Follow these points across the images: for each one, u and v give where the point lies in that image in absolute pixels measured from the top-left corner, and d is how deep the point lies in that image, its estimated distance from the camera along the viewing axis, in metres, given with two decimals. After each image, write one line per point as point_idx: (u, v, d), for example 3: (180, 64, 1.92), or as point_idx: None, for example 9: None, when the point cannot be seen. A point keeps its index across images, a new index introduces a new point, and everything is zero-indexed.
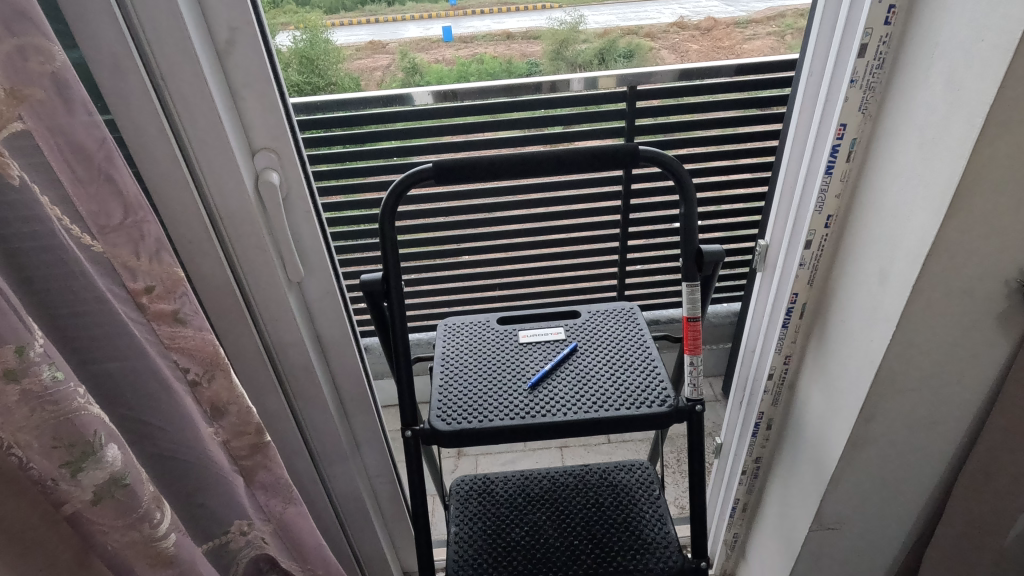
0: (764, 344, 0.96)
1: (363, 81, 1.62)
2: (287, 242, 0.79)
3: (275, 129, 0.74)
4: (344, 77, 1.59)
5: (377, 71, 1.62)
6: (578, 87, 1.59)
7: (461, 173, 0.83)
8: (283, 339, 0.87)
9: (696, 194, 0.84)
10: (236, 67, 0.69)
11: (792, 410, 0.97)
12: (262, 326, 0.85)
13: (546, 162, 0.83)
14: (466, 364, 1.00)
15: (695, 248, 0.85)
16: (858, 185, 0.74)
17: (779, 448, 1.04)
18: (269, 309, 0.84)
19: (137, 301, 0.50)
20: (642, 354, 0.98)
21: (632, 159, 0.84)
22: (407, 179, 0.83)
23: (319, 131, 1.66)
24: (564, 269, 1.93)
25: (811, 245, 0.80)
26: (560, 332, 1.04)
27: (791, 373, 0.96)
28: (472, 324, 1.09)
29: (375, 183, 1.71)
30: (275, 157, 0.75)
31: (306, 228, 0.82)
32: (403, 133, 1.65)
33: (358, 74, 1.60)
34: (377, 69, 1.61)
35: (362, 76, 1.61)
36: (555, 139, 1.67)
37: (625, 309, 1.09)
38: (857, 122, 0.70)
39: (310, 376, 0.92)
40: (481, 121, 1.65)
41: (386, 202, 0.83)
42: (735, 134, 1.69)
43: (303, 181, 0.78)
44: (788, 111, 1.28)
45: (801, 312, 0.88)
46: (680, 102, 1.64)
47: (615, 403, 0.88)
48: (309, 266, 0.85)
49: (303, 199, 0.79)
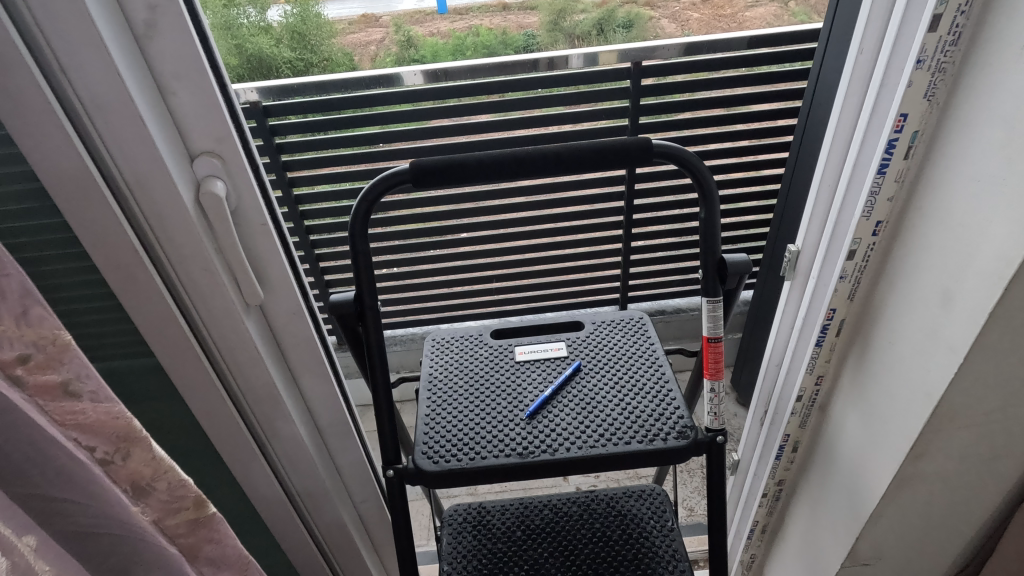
0: (793, 362, 0.85)
1: (355, 54, 1.67)
2: (241, 262, 0.68)
3: (217, 129, 0.61)
4: (337, 53, 1.66)
5: (370, 46, 1.71)
6: (578, 64, 1.43)
7: (443, 177, 0.70)
8: (244, 368, 0.76)
9: (717, 196, 0.72)
10: (161, 56, 0.56)
11: (823, 435, 0.87)
12: (218, 356, 0.74)
13: (546, 160, 0.70)
14: (456, 388, 0.89)
15: (715, 257, 0.73)
16: (917, 187, 0.62)
17: (807, 473, 0.93)
18: (225, 337, 0.73)
19: (8, 375, 0.38)
20: (654, 374, 0.87)
21: (644, 153, 0.71)
22: (379, 185, 0.71)
23: (300, 116, 1.51)
24: (567, 260, 1.90)
25: (855, 256, 0.68)
26: (561, 347, 0.93)
27: (823, 395, 0.84)
28: (462, 338, 0.98)
29: (359, 172, 1.59)
30: (218, 163, 0.63)
31: (263, 244, 0.70)
32: (388, 118, 1.51)
33: (350, 49, 1.68)
34: (371, 48, 1.68)
35: (354, 50, 1.68)
36: (553, 121, 1.53)
37: (634, 319, 0.98)
38: (920, 111, 0.58)
39: (278, 406, 0.81)
40: (471, 102, 1.50)
41: (356, 210, 0.71)
42: (748, 112, 1.55)
43: (256, 190, 0.66)
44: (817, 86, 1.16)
45: (839, 329, 0.76)
46: (682, 78, 1.50)
47: (625, 436, 0.77)
48: (269, 287, 0.73)
49: (257, 210, 0.67)
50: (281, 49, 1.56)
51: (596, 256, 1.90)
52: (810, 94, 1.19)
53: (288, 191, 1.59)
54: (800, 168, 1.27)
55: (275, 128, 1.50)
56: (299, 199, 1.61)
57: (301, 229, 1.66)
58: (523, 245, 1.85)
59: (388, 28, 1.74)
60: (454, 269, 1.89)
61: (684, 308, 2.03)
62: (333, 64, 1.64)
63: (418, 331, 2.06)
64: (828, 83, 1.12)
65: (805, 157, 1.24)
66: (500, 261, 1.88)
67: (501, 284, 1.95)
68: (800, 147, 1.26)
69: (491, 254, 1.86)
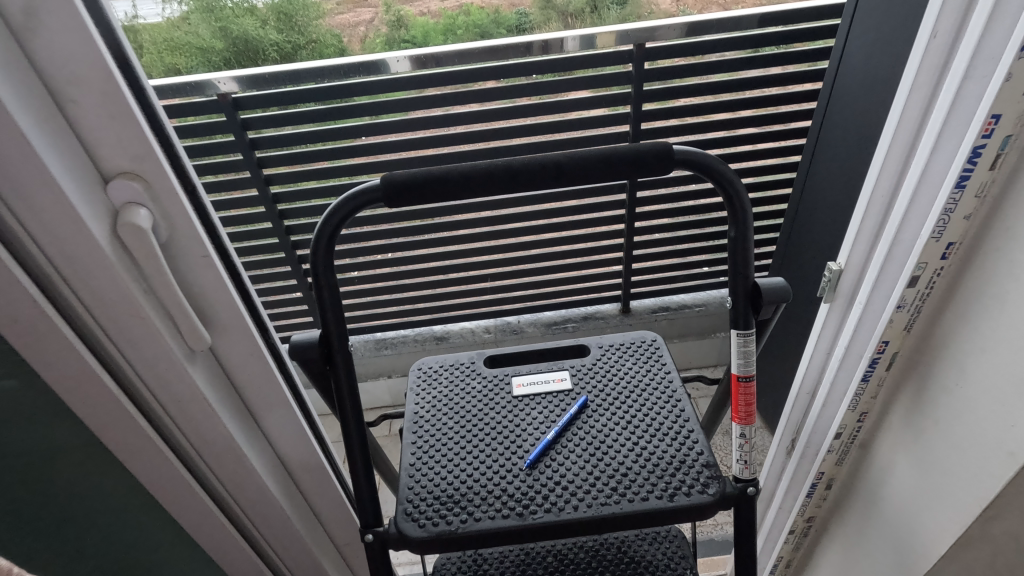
0: (832, 394, 0.74)
1: (345, 37, 1.51)
2: (180, 303, 0.56)
3: (135, 145, 0.49)
4: (326, 35, 1.53)
5: (360, 27, 1.51)
6: (572, 48, 1.29)
7: (425, 191, 0.58)
8: (194, 421, 0.65)
9: (750, 212, 0.60)
10: (50, 59, 0.44)
11: (866, 474, 0.76)
12: (159, 411, 0.62)
13: (545, 172, 0.58)
14: (445, 429, 0.77)
15: (748, 283, 0.62)
16: (1003, 203, 0.50)
17: (844, 511, 0.83)
18: (167, 389, 0.61)
19: None
20: (670, 410, 0.76)
21: (663, 161, 0.58)
22: (345, 205, 0.58)
23: (271, 109, 1.37)
24: (565, 257, 1.78)
25: (918, 283, 0.57)
26: (564, 377, 0.82)
27: (866, 432, 0.74)
28: (452, 368, 0.86)
29: (340, 168, 1.46)
30: (141, 187, 0.51)
31: (207, 278, 0.58)
32: (370, 109, 1.37)
33: (339, 31, 1.52)
34: (360, 27, 1.51)
35: (343, 33, 1.52)
36: (549, 111, 1.40)
37: (646, 341, 0.86)
38: (1017, 112, 0.46)
39: (240, 459, 0.70)
40: (458, 90, 1.37)
41: (319, 234, 0.59)
42: (764, 96, 1.42)
43: (192, 217, 0.54)
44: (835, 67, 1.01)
45: (890, 362, 0.65)
46: (685, 61, 1.36)
47: (642, 491, 0.67)
48: (218, 327, 0.62)
49: (196, 239, 0.55)
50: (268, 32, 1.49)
51: (599, 251, 1.78)
52: (831, 76, 1.03)
53: (265, 190, 1.46)
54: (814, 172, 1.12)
55: (247, 122, 1.37)
56: (277, 198, 1.49)
57: (281, 230, 1.54)
58: (519, 241, 1.74)
59: (378, 8, 1.54)
60: (445, 268, 1.77)
61: (689, 303, 1.93)
62: (321, 47, 1.51)
63: (410, 332, 1.95)
64: (852, 69, 0.97)
65: (818, 160, 1.09)
66: (495, 259, 1.77)
67: (496, 283, 1.83)
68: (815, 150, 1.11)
69: (485, 252, 1.74)
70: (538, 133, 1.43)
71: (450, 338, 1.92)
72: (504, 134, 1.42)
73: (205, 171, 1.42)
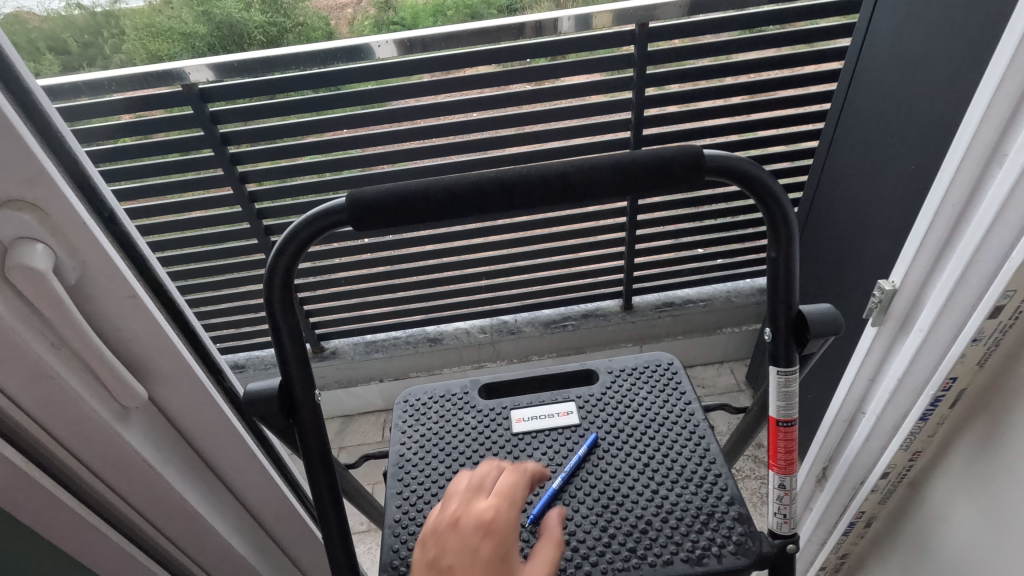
0: (877, 427, 0.65)
1: (333, 18, 1.41)
2: (101, 356, 0.45)
3: (22, 165, 0.38)
4: (312, 17, 1.42)
5: (348, 9, 1.43)
6: (568, 28, 1.17)
7: (399, 212, 0.47)
8: (137, 489, 0.54)
9: (796, 227, 0.50)
10: None
11: (914, 515, 0.67)
12: (91, 483, 0.51)
13: (549, 186, 0.47)
14: (434, 475, 0.68)
15: (789, 312, 0.52)
16: None
17: (884, 549, 0.74)
18: (99, 457, 0.50)
19: None
20: (692, 448, 0.66)
21: (691, 172, 0.47)
22: (306, 230, 0.48)
23: (241, 101, 1.25)
24: (564, 253, 1.68)
25: (1001, 314, 0.47)
26: (570, 410, 0.72)
27: (917, 470, 0.65)
28: (442, 400, 0.76)
29: (320, 163, 1.34)
30: (36, 219, 0.40)
31: (136, 322, 0.48)
32: (350, 98, 1.25)
33: (326, 13, 1.43)
34: (349, 8, 1.42)
35: (331, 15, 1.42)
36: (546, 98, 1.29)
37: (662, 364, 0.77)
38: None
39: (196, 521, 0.60)
40: (447, 77, 1.25)
41: (274, 264, 0.49)
42: (781, 77, 1.31)
43: (108, 248, 0.44)
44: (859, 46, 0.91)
45: (954, 400, 0.56)
46: (678, 43, 1.25)
47: (664, 553, 0.57)
48: (157, 376, 0.52)
49: (117, 276, 0.45)
50: (253, 14, 1.37)
51: (601, 246, 1.68)
52: (853, 57, 0.92)
53: (240, 188, 1.34)
54: (833, 162, 1.01)
55: (217, 115, 1.24)
56: (255, 196, 1.37)
57: (260, 231, 1.42)
58: (516, 237, 1.63)
59: None
60: (437, 267, 1.66)
61: (694, 298, 1.82)
62: (307, 28, 1.40)
63: (401, 334, 1.84)
64: (877, 51, 0.85)
65: (840, 149, 0.98)
66: (489, 256, 1.66)
67: (492, 281, 1.72)
68: (834, 136, 1.00)
69: (480, 248, 1.64)
70: (535, 122, 1.32)
71: (444, 339, 1.80)
72: (498, 123, 1.31)
73: (177, 169, 1.30)
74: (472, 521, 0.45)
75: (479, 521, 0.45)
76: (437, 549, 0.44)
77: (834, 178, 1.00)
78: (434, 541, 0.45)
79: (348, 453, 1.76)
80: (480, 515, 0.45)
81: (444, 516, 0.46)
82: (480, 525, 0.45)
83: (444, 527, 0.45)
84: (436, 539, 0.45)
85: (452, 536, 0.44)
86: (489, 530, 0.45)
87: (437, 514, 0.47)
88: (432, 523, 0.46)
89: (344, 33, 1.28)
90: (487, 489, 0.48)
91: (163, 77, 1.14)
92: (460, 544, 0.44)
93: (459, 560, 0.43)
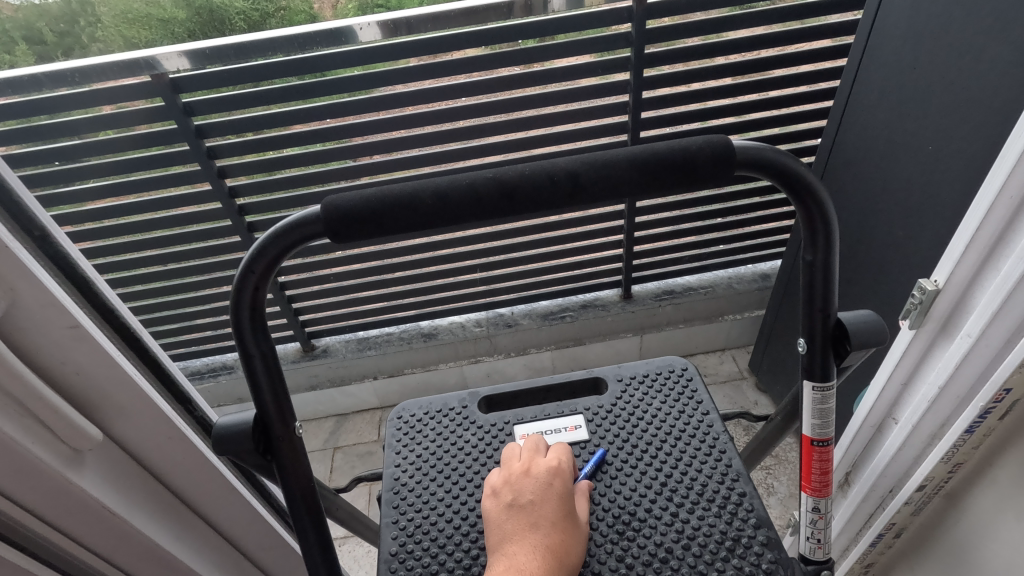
0: (911, 436, 0.60)
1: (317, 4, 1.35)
2: (42, 397, 0.39)
3: None
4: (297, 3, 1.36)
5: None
6: (558, 7, 1.08)
7: (381, 222, 0.40)
8: (101, 540, 0.48)
9: (838, 226, 0.43)
10: None
11: (950, 527, 0.63)
12: (51, 539, 0.45)
13: (556, 188, 0.40)
14: (434, 500, 0.62)
15: (829, 322, 0.46)
16: None
17: (913, 561, 0.70)
18: (54, 512, 0.44)
19: None
20: (712, 465, 0.61)
21: (720, 169, 0.41)
22: (276, 244, 0.42)
23: (215, 90, 1.16)
24: (561, 242, 1.62)
25: None
26: (578, 423, 0.67)
27: (954, 481, 0.60)
28: (440, 415, 0.71)
29: (302, 155, 1.26)
30: None
31: (83, 356, 0.41)
32: (333, 85, 1.17)
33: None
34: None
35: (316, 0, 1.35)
36: (541, 81, 1.22)
37: (675, 370, 0.72)
38: None
39: (170, 563, 0.54)
40: (431, 61, 1.17)
41: (240, 284, 0.42)
42: (783, 54, 1.24)
43: (39, 275, 0.37)
44: (868, 19, 0.85)
45: (1004, 412, 0.51)
46: (670, 22, 1.17)
47: None
48: (115, 413, 0.46)
49: (54, 305, 0.38)
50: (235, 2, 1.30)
51: (599, 235, 1.61)
52: (865, 31, 0.86)
53: (219, 183, 1.26)
54: (844, 144, 0.95)
55: (190, 107, 1.16)
56: (235, 192, 1.29)
57: (242, 228, 1.34)
58: (509, 227, 1.57)
59: None
60: (429, 261, 1.60)
61: (695, 285, 1.76)
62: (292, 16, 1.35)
63: (395, 330, 1.78)
64: (893, 27, 0.80)
65: (851, 132, 0.92)
66: (483, 248, 1.60)
67: (486, 273, 1.66)
68: (845, 117, 0.94)
69: (474, 240, 1.57)
70: (529, 106, 1.25)
71: (439, 334, 1.74)
72: (489, 109, 1.23)
73: (148, 165, 1.22)
74: (541, 468, 0.55)
75: (546, 466, 0.55)
76: (515, 490, 0.54)
77: (848, 162, 0.94)
78: (512, 485, 0.54)
79: (344, 454, 1.70)
80: (547, 462, 0.56)
81: (516, 469, 0.56)
82: (547, 468, 0.55)
83: (518, 475, 0.55)
84: (513, 485, 0.54)
85: (528, 480, 0.54)
86: (556, 472, 0.55)
87: (509, 469, 0.56)
88: (506, 476, 0.56)
89: (328, 17, 1.21)
90: (543, 452, 0.59)
91: (132, 67, 1.04)
92: (536, 485, 0.54)
93: (538, 495, 0.53)
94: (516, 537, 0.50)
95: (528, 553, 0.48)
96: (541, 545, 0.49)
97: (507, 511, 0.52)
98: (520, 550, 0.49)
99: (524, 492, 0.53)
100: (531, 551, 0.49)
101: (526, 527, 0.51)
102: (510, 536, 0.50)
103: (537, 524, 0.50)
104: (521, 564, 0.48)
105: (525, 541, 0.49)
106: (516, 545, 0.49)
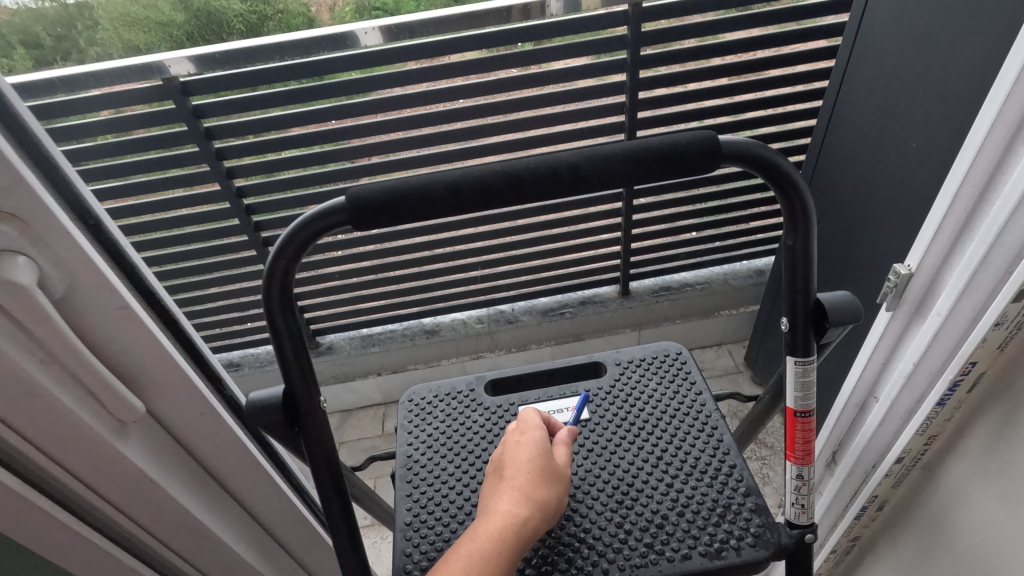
0: (891, 412, 0.64)
1: (314, 6, 1.35)
2: (95, 370, 0.44)
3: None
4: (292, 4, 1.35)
5: None
6: (556, 11, 1.14)
7: (401, 212, 0.45)
8: (140, 508, 0.52)
9: (814, 212, 0.48)
10: None
11: (928, 498, 0.67)
12: (97, 505, 0.49)
13: (559, 178, 0.45)
14: (445, 476, 0.66)
15: (808, 302, 0.50)
16: None
17: (896, 532, 0.74)
18: (100, 478, 0.48)
19: None
20: (706, 441, 0.66)
21: (708, 161, 0.45)
22: (304, 231, 0.46)
23: (222, 94, 1.20)
24: (560, 240, 1.66)
25: None
26: (579, 404, 0.71)
27: (931, 454, 0.64)
28: (448, 398, 0.75)
29: (308, 156, 1.30)
30: (18, 230, 0.37)
31: (130, 333, 0.45)
32: (340, 88, 1.21)
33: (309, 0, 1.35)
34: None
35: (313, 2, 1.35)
36: (540, 84, 1.26)
37: (671, 355, 0.76)
38: None
39: (202, 534, 0.58)
40: (433, 64, 1.21)
41: (272, 269, 0.46)
42: (775, 55, 1.28)
43: (94, 259, 0.41)
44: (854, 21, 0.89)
45: (973, 385, 0.55)
46: (665, 25, 1.22)
47: (682, 547, 0.56)
48: (154, 390, 0.50)
49: (107, 287, 0.42)
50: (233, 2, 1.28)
51: (597, 232, 1.66)
52: (851, 33, 0.90)
53: (227, 184, 1.31)
54: (831, 141, 0.99)
55: (199, 109, 1.20)
56: (242, 192, 1.33)
57: (249, 227, 1.38)
58: (509, 225, 1.61)
59: None
60: (431, 258, 1.64)
61: (691, 281, 1.80)
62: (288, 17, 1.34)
63: (398, 327, 1.82)
64: (876, 29, 0.84)
65: (837, 129, 0.97)
66: (484, 246, 1.64)
67: (487, 270, 1.70)
68: (832, 116, 0.98)
69: (475, 238, 1.61)
70: (528, 107, 1.29)
71: (441, 331, 1.79)
72: (489, 110, 1.28)
73: (160, 167, 1.26)
74: (511, 433, 0.59)
75: (514, 429, 0.59)
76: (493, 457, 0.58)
77: (835, 158, 0.99)
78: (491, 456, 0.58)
79: (349, 448, 1.74)
80: (515, 427, 0.60)
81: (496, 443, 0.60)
82: (516, 430, 0.59)
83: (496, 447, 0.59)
84: (493, 455, 0.58)
85: (500, 446, 0.58)
86: (522, 430, 0.58)
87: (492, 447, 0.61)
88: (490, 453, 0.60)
89: (325, 21, 1.23)
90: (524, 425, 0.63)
91: (143, 71, 1.10)
92: (507, 446, 0.57)
93: (507, 453, 0.56)
94: (490, 491, 0.53)
95: (496, 498, 0.51)
96: (508, 488, 0.52)
97: (486, 477, 0.56)
98: (492, 498, 0.52)
99: (497, 456, 0.57)
100: (499, 495, 0.52)
101: (498, 479, 0.54)
102: (486, 492, 0.54)
103: (506, 473, 0.53)
104: (490, 508, 0.51)
105: (497, 491, 0.53)
106: (490, 496, 0.53)
